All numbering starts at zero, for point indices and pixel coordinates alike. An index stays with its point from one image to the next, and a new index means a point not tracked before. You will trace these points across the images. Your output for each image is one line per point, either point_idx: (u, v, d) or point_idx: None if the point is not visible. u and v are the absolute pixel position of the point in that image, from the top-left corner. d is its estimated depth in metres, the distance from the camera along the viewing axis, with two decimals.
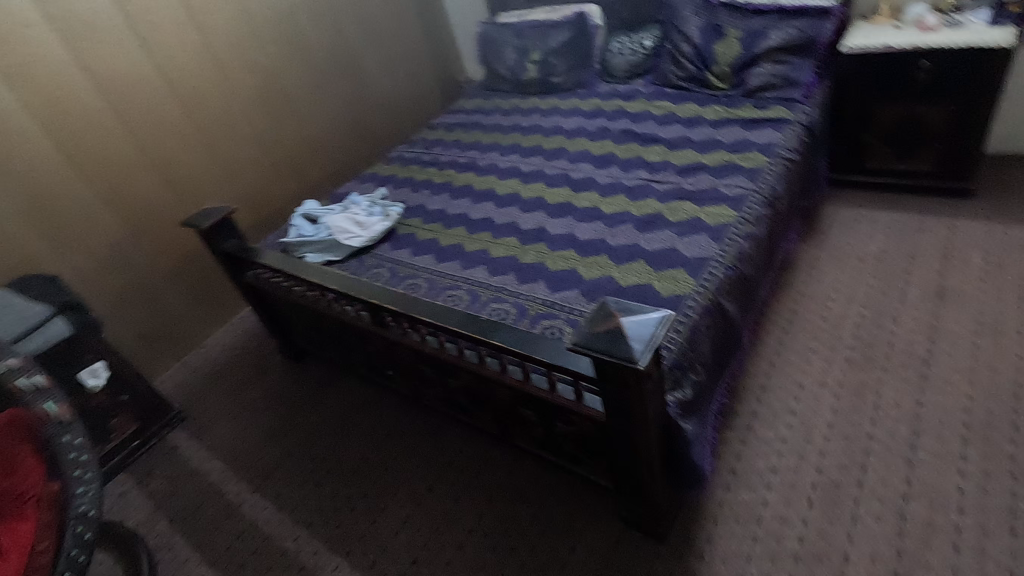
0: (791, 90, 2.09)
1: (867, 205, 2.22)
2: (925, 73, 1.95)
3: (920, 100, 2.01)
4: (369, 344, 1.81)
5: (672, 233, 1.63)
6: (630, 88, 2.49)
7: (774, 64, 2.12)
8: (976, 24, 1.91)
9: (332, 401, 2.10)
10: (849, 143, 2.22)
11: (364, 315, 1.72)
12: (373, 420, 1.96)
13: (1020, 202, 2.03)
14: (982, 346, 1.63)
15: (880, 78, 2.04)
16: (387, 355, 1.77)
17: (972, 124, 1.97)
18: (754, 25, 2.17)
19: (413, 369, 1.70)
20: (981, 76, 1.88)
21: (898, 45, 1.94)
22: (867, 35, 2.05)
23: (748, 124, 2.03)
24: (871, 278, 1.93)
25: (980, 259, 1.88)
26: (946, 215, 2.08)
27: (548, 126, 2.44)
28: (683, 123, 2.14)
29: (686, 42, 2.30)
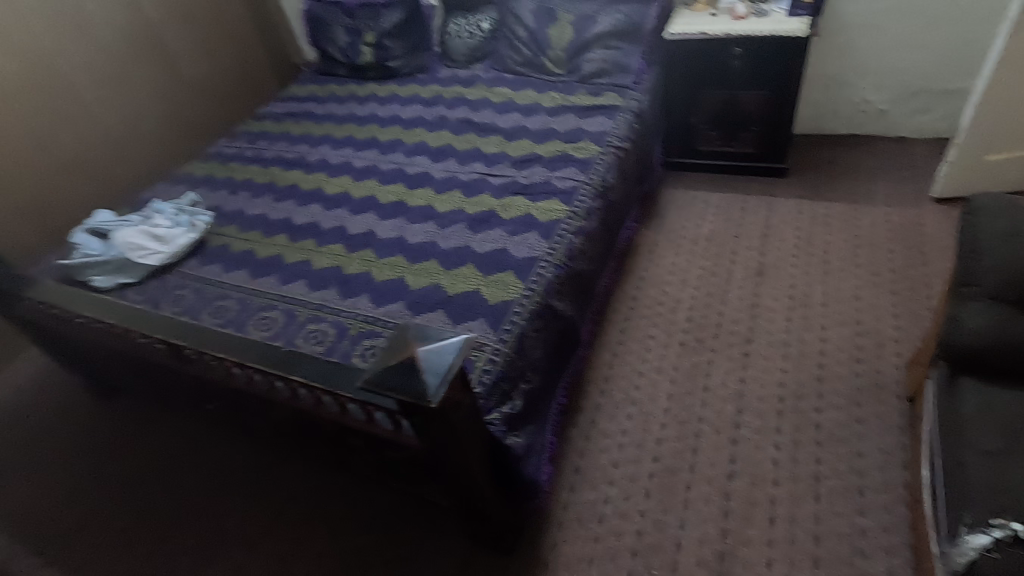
0: (623, 76, 2.10)
1: (700, 187, 2.32)
2: (738, 61, 2.04)
3: (735, 86, 2.11)
4: (176, 380, 1.55)
5: (504, 232, 1.57)
6: (470, 74, 2.38)
7: (604, 50, 2.11)
8: (779, 14, 2.02)
9: (148, 442, 1.81)
10: (680, 129, 2.30)
11: (160, 349, 1.46)
12: (197, 461, 1.72)
13: (824, 180, 2.22)
14: (793, 319, 1.75)
15: (701, 65, 2.11)
16: (196, 390, 1.53)
17: (781, 110, 2.11)
18: (584, 10, 2.15)
19: (228, 405, 1.48)
20: (785, 65, 2.01)
21: (713, 32, 2.01)
22: (688, 22, 2.10)
23: (582, 111, 2.01)
24: (702, 259, 2.01)
25: (792, 236, 2.02)
26: (765, 194, 2.23)
27: (384, 115, 2.26)
28: (521, 112, 2.09)
29: (520, 27, 2.25)
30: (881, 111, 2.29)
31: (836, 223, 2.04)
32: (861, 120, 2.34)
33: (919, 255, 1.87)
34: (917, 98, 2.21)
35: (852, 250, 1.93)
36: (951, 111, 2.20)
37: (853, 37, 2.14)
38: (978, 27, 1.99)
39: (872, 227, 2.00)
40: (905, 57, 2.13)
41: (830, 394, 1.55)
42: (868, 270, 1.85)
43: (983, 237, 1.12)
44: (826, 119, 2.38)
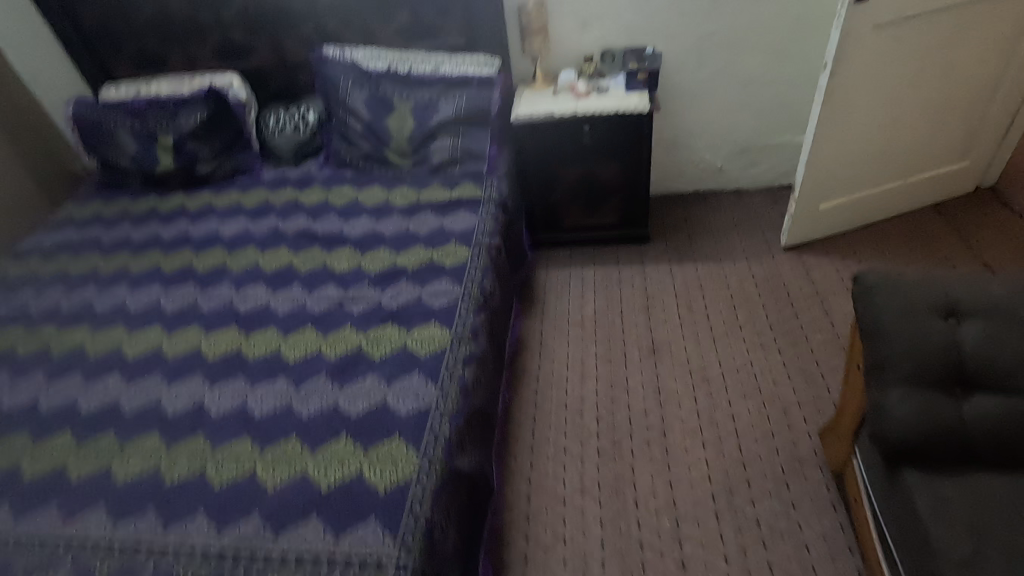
0: (478, 163, 1.95)
1: (572, 264, 2.23)
2: (589, 138, 2.01)
3: (590, 162, 2.08)
4: None
5: (379, 378, 1.27)
6: (301, 173, 2.07)
7: (453, 137, 1.96)
8: (617, 89, 2.03)
9: None
10: (542, 207, 2.21)
11: None
12: None
13: (685, 241, 2.27)
14: (699, 399, 1.68)
15: (553, 144, 2.04)
16: None
17: (636, 180, 2.11)
18: (422, 96, 1.97)
19: None
20: (634, 138, 2.01)
21: (560, 113, 1.96)
22: (533, 104, 2.03)
23: (441, 208, 1.81)
24: (594, 345, 1.89)
25: (673, 305, 2.00)
26: (636, 263, 2.20)
27: (200, 235, 1.85)
28: (371, 215, 1.83)
29: (354, 118, 2.01)
30: (718, 168, 2.42)
31: (709, 284, 2.06)
32: (703, 178, 2.45)
33: (789, 306, 1.93)
34: (746, 154, 2.37)
35: (731, 311, 1.94)
36: (774, 163, 2.39)
37: (683, 104, 2.24)
38: (783, 90, 2.18)
39: (741, 283, 2.04)
40: (730, 119, 2.27)
41: (758, 479, 1.47)
42: (750, 331, 1.86)
43: (885, 319, 1.09)
44: (671, 180, 2.46)
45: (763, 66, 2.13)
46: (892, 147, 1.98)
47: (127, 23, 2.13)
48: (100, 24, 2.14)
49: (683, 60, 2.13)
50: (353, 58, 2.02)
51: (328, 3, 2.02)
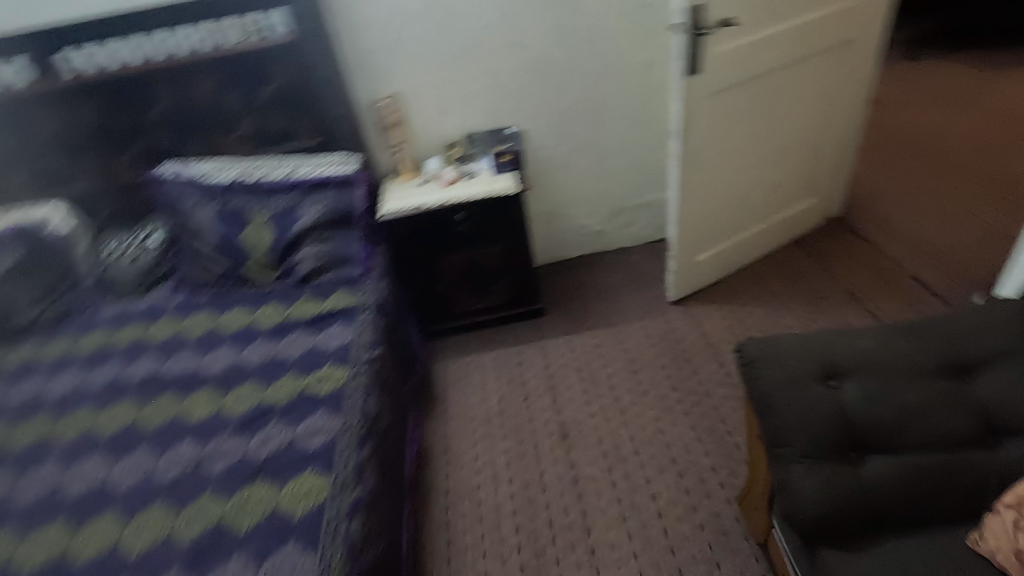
0: (348, 267, 1.83)
1: (470, 351, 2.13)
2: (464, 224, 1.96)
3: (468, 248, 2.02)
4: None
5: (247, 558, 1.07)
6: (148, 303, 1.82)
7: (319, 243, 1.83)
8: (485, 172, 2.01)
9: None
10: (428, 298, 2.11)
11: None
12: None
13: (578, 309, 2.24)
14: (618, 483, 1.60)
15: (428, 235, 1.97)
16: None
17: (519, 258, 2.07)
18: (279, 204, 1.83)
19: None
20: (508, 219, 1.98)
21: (427, 204, 1.89)
22: (401, 197, 1.97)
23: (312, 325, 1.65)
24: (503, 441, 1.78)
25: (576, 380, 1.94)
26: (534, 339, 2.14)
27: (20, 400, 1.55)
28: (233, 342, 1.62)
29: (203, 238, 1.83)
30: (598, 231, 2.46)
31: (608, 352, 2.03)
32: (585, 242, 2.48)
33: (687, 362, 1.94)
34: (621, 215, 2.43)
35: (633, 378, 1.92)
36: (649, 220, 2.47)
37: (553, 176, 2.26)
38: (643, 153, 2.27)
39: (638, 346, 2.03)
40: (600, 184, 2.32)
41: (689, 563, 1.40)
42: (655, 396, 1.83)
43: (772, 391, 1.08)
44: (555, 248, 2.47)
45: (620, 134, 2.21)
46: (748, 196, 2.10)
47: None
48: None
49: (546, 136, 2.16)
50: (198, 172, 1.85)
51: (158, 117, 1.85)
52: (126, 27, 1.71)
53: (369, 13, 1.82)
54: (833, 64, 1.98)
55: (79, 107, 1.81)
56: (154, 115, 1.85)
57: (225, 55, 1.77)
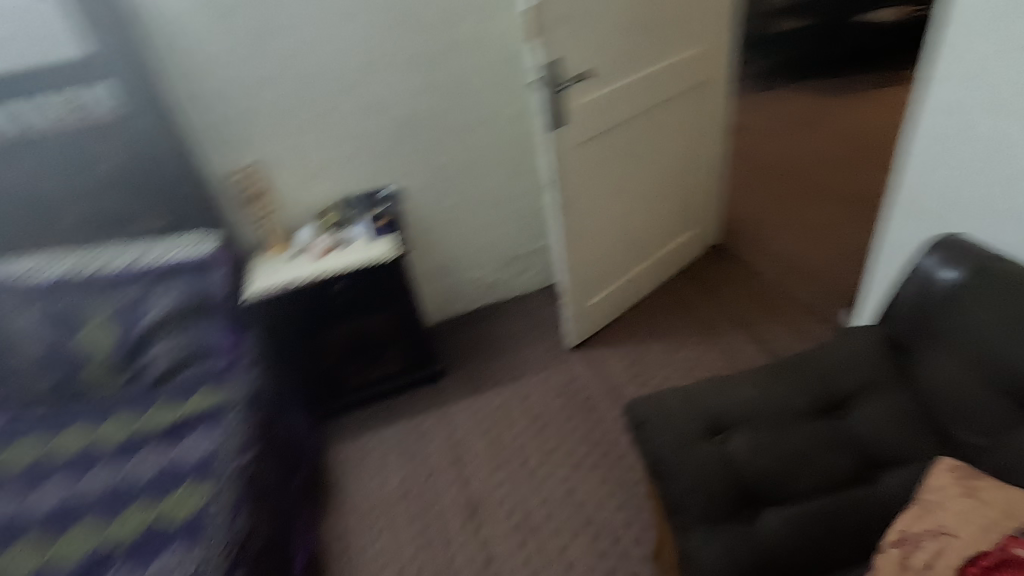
0: (212, 359, 1.64)
1: (368, 428, 1.98)
2: (343, 294, 1.83)
3: (351, 318, 1.89)
4: None
5: None
6: None
7: (173, 337, 1.63)
8: (361, 240, 1.88)
9: None
10: (315, 377, 1.94)
11: None
12: None
13: (480, 366, 2.16)
14: (532, 558, 1.52)
15: (306, 310, 1.82)
16: None
17: (409, 323, 1.97)
18: (121, 298, 1.62)
19: None
20: (391, 285, 1.87)
21: (300, 280, 1.76)
22: (270, 273, 1.81)
23: (169, 435, 1.46)
24: (407, 529, 1.65)
25: (483, 446, 1.85)
26: (436, 406, 2.02)
27: None
28: (68, 472, 1.40)
29: (28, 346, 1.57)
30: (493, 281, 2.41)
31: (514, 410, 1.96)
32: (481, 294, 2.42)
33: (593, 410, 1.90)
34: (514, 263, 2.40)
35: (540, 436, 1.85)
36: (542, 265, 2.46)
37: (439, 232, 2.19)
38: (527, 201, 2.26)
39: (543, 399, 1.98)
40: (488, 236, 2.28)
41: None
42: (564, 452, 1.78)
43: (661, 454, 1.05)
44: (451, 303, 2.38)
45: (501, 185, 2.19)
46: (631, 236, 2.14)
47: None
48: None
49: (425, 193, 2.09)
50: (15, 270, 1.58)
51: None
52: None
53: (213, 82, 1.69)
54: (692, 104, 2.07)
55: None
56: None
57: (37, 138, 1.56)
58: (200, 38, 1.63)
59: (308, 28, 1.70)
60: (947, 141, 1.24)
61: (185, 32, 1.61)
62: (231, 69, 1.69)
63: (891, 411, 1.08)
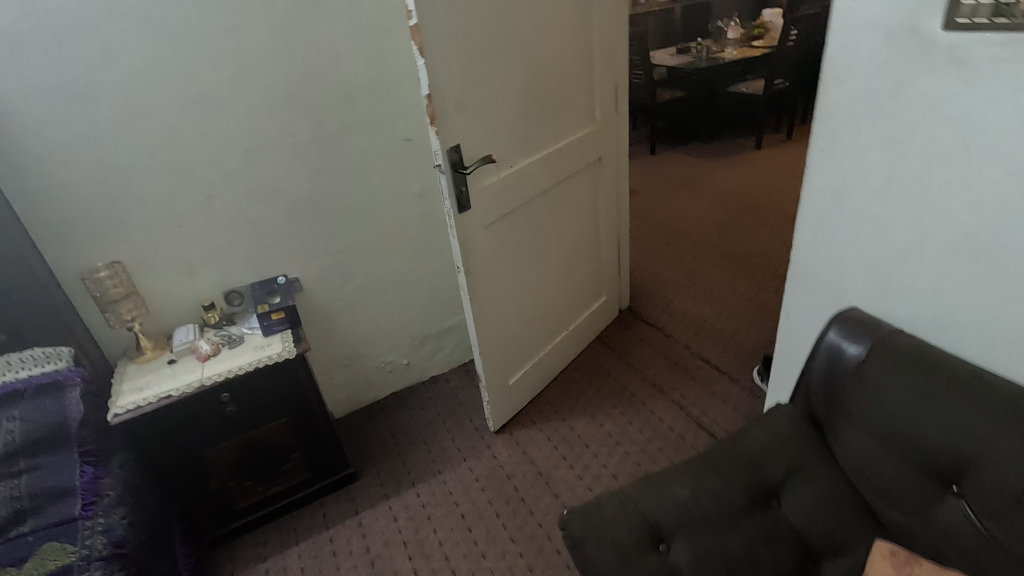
0: (65, 503, 1.33)
1: (269, 552, 1.71)
2: (232, 405, 1.59)
3: (243, 431, 1.65)
4: None
5: None
6: None
7: (9, 481, 1.30)
8: (253, 336, 1.70)
9: None
10: (199, 501, 1.66)
11: None
12: None
13: (395, 461, 1.98)
14: None
15: (186, 427, 1.56)
16: None
17: (312, 428, 1.76)
18: None
19: None
20: (290, 390, 1.67)
21: (177, 390, 1.51)
22: (141, 384, 1.55)
23: None
24: None
25: (405, 558, 1.66)
26: (348, 515, 1.80)
27: None
28: None
29: None
30: (405, 363, 2.25)
31: (436, 511, 1.79)
32: (393, 379, 2.25)
33: (521, 501, 1.78)
34: (427, 343, 2.27)
35: (468, 538, 1.69)
36: (456, 343, 2.35)
37: (342, 318, 2.03)
38: (435, 279, 2.17)
39: (467, 494, 1.83)
40: (397, 318, 2.15)
41: None
42: (495, 554, 1.64)
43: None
44: (361, 393, 2.20)
45: (407, 265, 2.08)
46: (544, 310, 2.10)
47: None
48: None
49: (325, 279, 1.94)
50: None
51: None
52: None
53: (63, 173, 1.47)
54: (592, 179, 2.12)
55: None
56: None
57: None
58: (45, 125, 1.41)
59: (180, 112, 1.54)
60: (826, 226, 1.26)
61: (31, 116, 1.39)
62: (86, 157, 1.48)
63: (819, 496, 1.08)
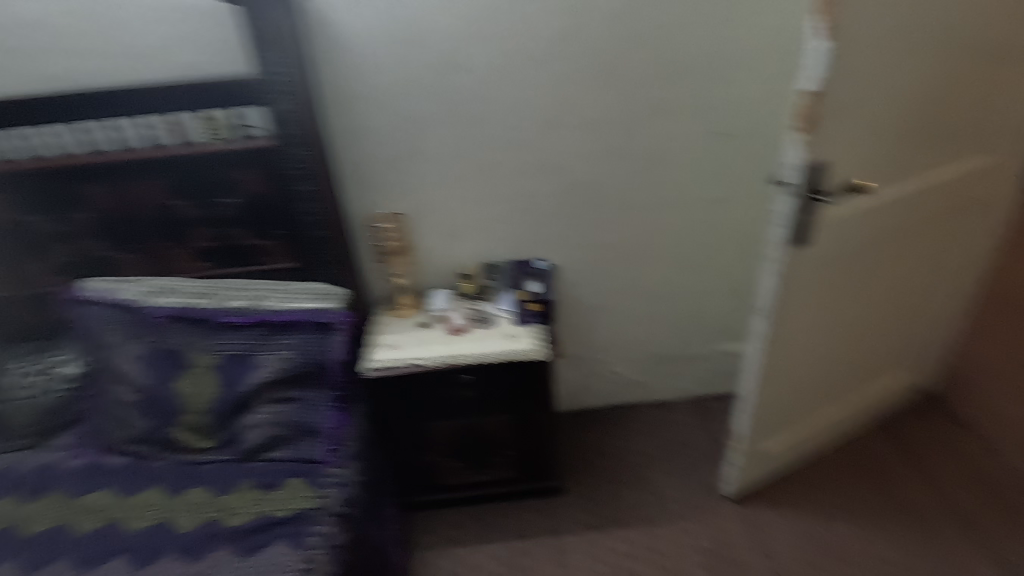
0: (313, 442, 1.37)
1: (463, 538, 1.64)
2: (469, 388, 1.51)
3: (472, 415, 1.57)
4: None
5: None
6: (42, 465, 1.38)
7: (274, 405, 1.38)
8: (504, 320, 1.57)
9: None
10: (412, 467, 1.64)
11: None
12: None
13: (604, 488, 1.76)
14: None
15: (423, 397, 1.53)
16: None
17: (535, 431, 1.61)
18: (230, 346, 1.39)
19: None
20: (526, 387, 1.53)
21: (426, 359, 1.45)
22: (395, 341, 1.52)
23: (245, 538, 1.19)
24: None
25: None
26: (547, 533, 1.65)
27: None
28: (129, 556, 1.17)
29: (121, 385, 1.39)
30: (634, 379, 2.00)
31: (645, 572, 1.54)
32: (617, 392, 2.02)
33: None
34: (664, 364, 1.97)
35: None
36: (697, 373, 2.01)
37: (587, 316, 1.83)
38: (698, 297, 1.84)
39: (685, 565, 1.55)
40: (643, 329, 1.88)
41: None
42: None
43: None
44: (580, 395, 2.01)
45: (672, 275, 1.79)
46: (833, 376, 1.65)
47: None
48: None
49: (582, 271, 1.74)
50: (126, 296, 1.42)
51: (84, 225, 1.44)
52: (57, 108, 1.33)
53: (375, 117, 1.44)
54: (958, 226, 1.55)
55: None
56: (87, 220, 1.43)
57: (178, 154, 1.37)
58: (374, 67, 1.38)
59: (494, 69, 1.41)
60: None
61: (366, 53, 1.36)
62: (399, 104, 1.43)
63: None
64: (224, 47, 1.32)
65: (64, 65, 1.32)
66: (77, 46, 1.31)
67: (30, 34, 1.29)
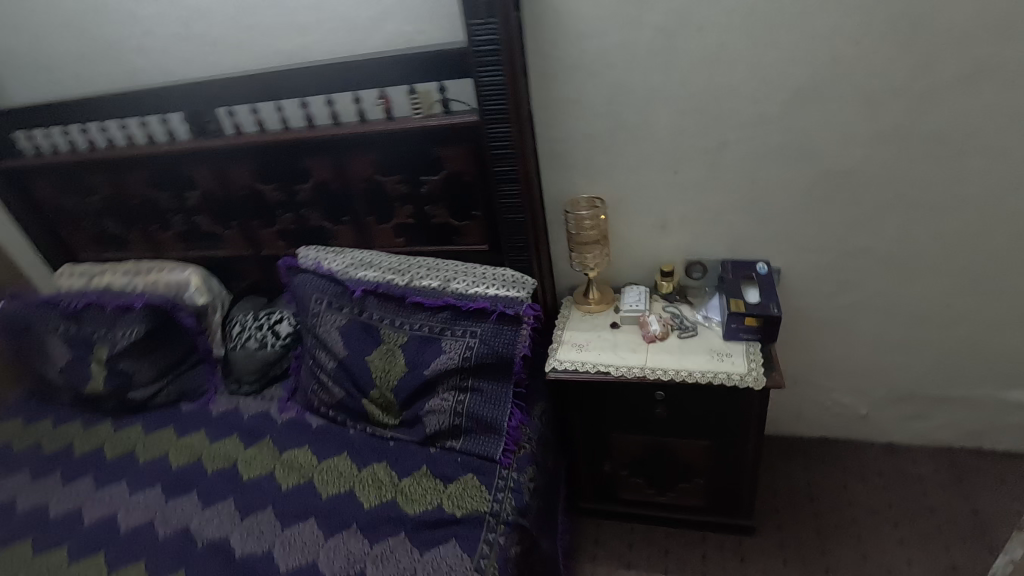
0: (491, 438, 1.30)
1: (635, 561, 1.49)
2: (662, 406, 1.32)
3: (660, 435, 1.38)
4: None
5: None
6: (259, 413, 1.53)
7: (456, 392, 1.33)
8: (710, 332, 1.34)
9: None
10: (586, 474, 1.52)
11: None
12: None
13: (809, 542, 1.47)
14: None
15: (607, 407, 1.37)
16: None
17: (735, 464, 1.38)
18: (419, 327, 1.38)
19: None
20: (732, 415, 1.30)
21: (618, 369, 1.29)
22: (580, 341, 1.38)
23: (420, 530, 1.18)
24: None
25: None
26: None
27: (97, 517, 1.34)
28: (321, 520, 1.23)
29: (324, 351, 1.46)
30: (860, 414, 1.63)
31: None
32: (834, 425, 1.67)
33: None
34: (907, 403, 1.57)
35: None
36: (953, 420, 1.57)
37: (811, 334, 1.51)
38: (974, 327, 1.41)
39: None
40: (884, 357, 1.50)
41: None
42: None
43: None
44: (785, 421, 1.70)
45: (941, 297, 1.38)
46: None
47: (81, 202, 1.71)
48: (51, 202, 1.73)
49: (814, 280, 1.42)
50: (332, 266, 1.49)
51: (305, 195, 1.51)
52: (283, 85, 1.37)
53: (587, 89, 1.27)
54: None
55: (227, 171, 1.54)
56: (306, 191, 1.51)
57: (385, 129, 1.34)
58: (591, 34, 1.20)
59: (740, 27, 1.14)
60: None
61: (585, 15, 1.19)
62: (616, 73, 1.24)
63: None
64: (436, 14, 1.25)
65: (293, 39, 1.36)
66: (305, 20, 1.33)
67: (268, 10, 1.34)
